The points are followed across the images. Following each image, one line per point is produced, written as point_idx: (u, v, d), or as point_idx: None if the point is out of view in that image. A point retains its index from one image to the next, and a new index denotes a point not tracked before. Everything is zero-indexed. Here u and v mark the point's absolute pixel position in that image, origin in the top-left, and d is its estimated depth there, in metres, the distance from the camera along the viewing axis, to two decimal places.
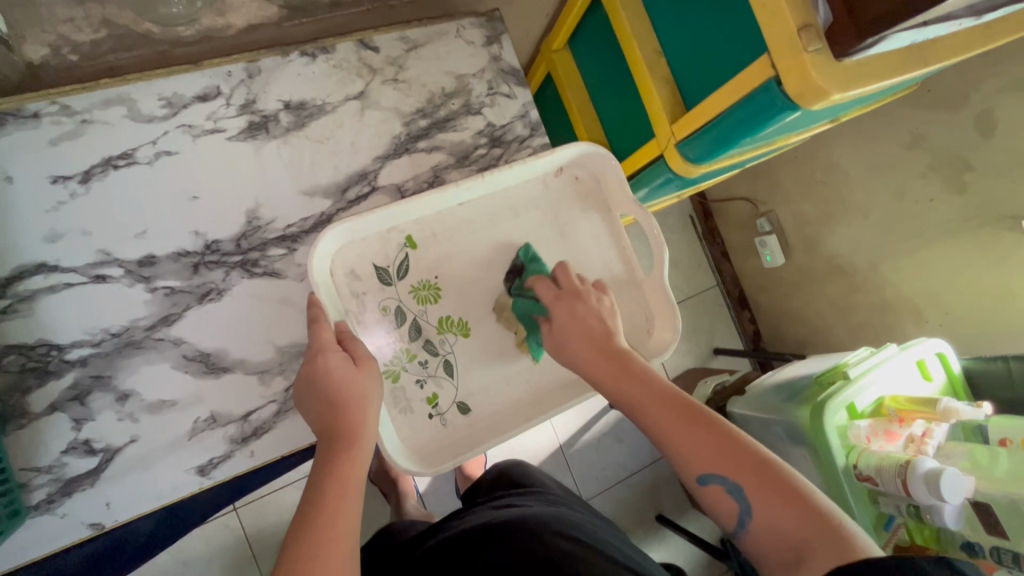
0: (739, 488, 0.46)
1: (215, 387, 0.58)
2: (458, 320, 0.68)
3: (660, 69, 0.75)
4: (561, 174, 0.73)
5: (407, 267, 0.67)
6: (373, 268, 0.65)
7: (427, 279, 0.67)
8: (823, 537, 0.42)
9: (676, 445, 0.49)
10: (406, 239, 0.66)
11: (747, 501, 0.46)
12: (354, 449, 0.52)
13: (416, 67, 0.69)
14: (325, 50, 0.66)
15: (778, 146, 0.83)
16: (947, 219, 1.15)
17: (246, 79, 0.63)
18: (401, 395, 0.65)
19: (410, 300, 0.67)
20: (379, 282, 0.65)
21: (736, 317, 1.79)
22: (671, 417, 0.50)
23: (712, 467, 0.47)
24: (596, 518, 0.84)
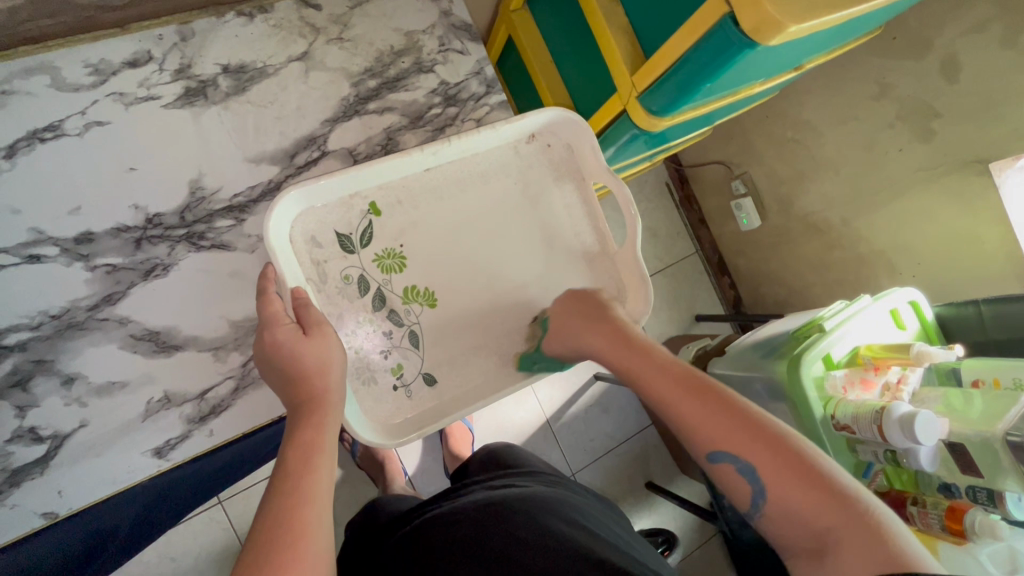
0: (749, 469, 0.48)
1: (167, 366, 0.56)
2: (424, 290, 0.65)
3: (618, 20, 0.73)
4: (533, 141, 0.70)
5: (369, 235, 0.63)
6: (332, 236, 0.62)
7: (391, 248, 0.64)
8: (846, 523, 0.43)
9: (692, 426, 0.51)
10: (371, 206, 0.63)
11: (757, 484, 0.48)
12: (318, 415, 0.51)
13: (362, 25, 0.65)
14: (264, 9, 0.62)
15: (741, 97, 0.82)
16: (916, 168, 1.15)
17: (179, 42, 0.59)
18: (366, 366, 0.63)
19: (373, 269, 0.64)
20: (341, 250, 0.62)
21: (716, 283, 1.80)
22: (684, 398, 0.52)
23: (724, 447, 0.49)
24: (590, 496, 0.85)
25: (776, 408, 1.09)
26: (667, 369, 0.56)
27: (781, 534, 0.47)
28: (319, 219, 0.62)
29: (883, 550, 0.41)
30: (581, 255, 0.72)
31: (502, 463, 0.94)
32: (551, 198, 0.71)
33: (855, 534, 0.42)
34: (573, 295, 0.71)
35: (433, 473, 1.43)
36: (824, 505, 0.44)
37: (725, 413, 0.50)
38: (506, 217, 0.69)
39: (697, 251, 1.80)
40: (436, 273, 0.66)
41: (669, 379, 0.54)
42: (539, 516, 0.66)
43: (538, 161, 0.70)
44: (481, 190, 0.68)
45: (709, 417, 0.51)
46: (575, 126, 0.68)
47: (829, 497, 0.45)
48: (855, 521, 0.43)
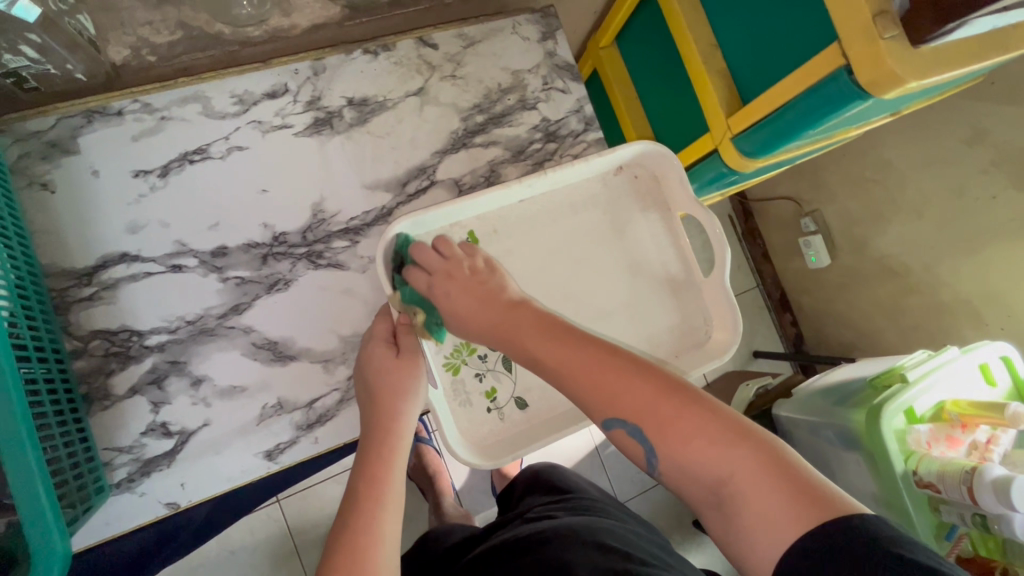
0: (640, 429, 0.42)
1: (283, 374, 0.60)
2: None
3: (716, 63, 0.74)
4: (621, 172, 0.72)
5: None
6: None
7: None
8: (745, 474, 0.38)
9: (581, 394, 0.45)
10: (469, 235, 0.66)
11: (649, 443, 0.42)
12: (387, 430, 0.54)
13: (473, 64, 0.70)
14: (386, 48, 0.67)
15: (837, 140, 0.82)
16: (1010, 216, 1.11)
17: (311, 76, 0.65)
18: (460, 387, 0.65)
19: None
20: None
21: (778, 320, 1.76)
22: (577, 365, 0.46)
23: (614, 411, 0.43)
24: (639, 524, 0.83)
25: (850, 457, 1.04)
26: (551, 331, 0.49)
27: (684, 492, 0.42)
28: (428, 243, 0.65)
29: (790, 501, 0.36)
30: (668, 292, 0.72)
31: (552, 485, 0.94)
32: (642, 232, 0.72)
33: (754, 487, 0.38)
34: (660, 333, 0.72)
35: (482, 492, 1.44)
36: (717, 455, 0.39)
37: (612, 376, 0.44)
38: (598, 251, 0.71)
39: (759, 286, 1.77)
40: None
41: (550, 343, 0.48)
42: (580, 543, 0.66)
43: (626, 193, 0.72)
44: (576, 225, 0.70)
45: (591, 383, 0.44)
46: (664, 162, 0.70)
47: (722, 446, 0.39)
48: (755, 470, 0.38)
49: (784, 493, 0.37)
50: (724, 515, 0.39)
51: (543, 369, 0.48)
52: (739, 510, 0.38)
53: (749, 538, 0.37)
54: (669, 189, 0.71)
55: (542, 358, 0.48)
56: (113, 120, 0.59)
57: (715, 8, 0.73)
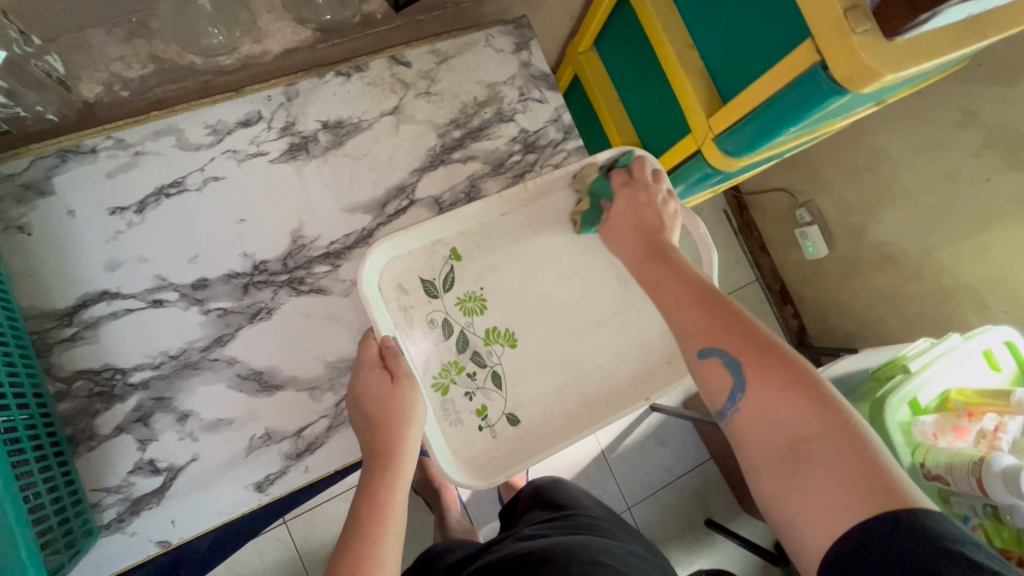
0: (738, 363, 0.44)
1: (269, 403, 0.59)
2: (505, 330, 0.67)
3: (694, 63, 0.74)
4: None
5: (455, 279, 0.66)
6: (421, 281, 0.65)
7: (472, 291, 0.66)
8: (831, 435, 0.38)
9: (691, 320, 0.48)
10: (452, 252, 0.66)
11: (742, 377, 0.43)
12: (389, 458, 0.53)
13: (448, 79, 0.69)
14: (359, 68, 0.67)
15: (823, 134, 0.81)
16: (1006, 198, 1.10)
17: (285, 102, 0.64)
18: (449, 407, 0.64)
19: (456, 312, 0.66)
20: (425, 295, 0.65)
21: (779, 314, 1.75)
22: (706, 298, 0.49)
23: (718, 341, 0.45)
24: (637, 545, 0.81)
25: None
26: (692, 277, 0.52)
27: (752, 440, 0.42)
28: (410, 260, 0.64)
29: (869, 478, 0.36)
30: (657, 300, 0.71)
31: (553, 500, 0.94)
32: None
33: (837, 451, 0.38)
34: (651, 340, 0.71)
35: (488, 503, 1.43)
36: (808, 409, 0.40)
37: (727, 317, 0.46)
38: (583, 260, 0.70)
39: (758, 280, 1.76)
40: (516, 316, 0.67)
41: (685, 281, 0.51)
42: (564, 560, 0.64)
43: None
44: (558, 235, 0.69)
45: (711, 312, 0.47)
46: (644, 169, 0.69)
47: (813, 404, 0.40)
48: (839, 437, 0.38)
49: (864, 468, 0.37)
50: (791, 468, 0.39)
51: (669, 297, 0.51)
52: (811, 465, 0.38)
53: (811, 496, 0.37)
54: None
55: (672, 291, 0.52)
56: (87, 158, 0.59)
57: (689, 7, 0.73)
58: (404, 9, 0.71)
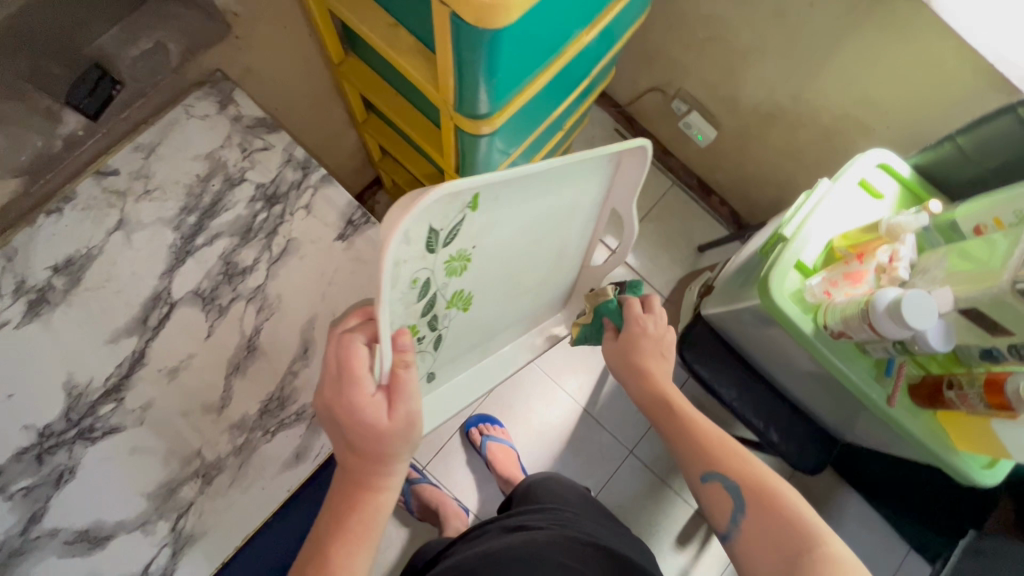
0: (735, 487, 0.56)
1: (105, 556, 0.59)
2: (464, 293, 0.62)
3: (404, 42, 0.69)
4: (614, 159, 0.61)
5: (458, 229, 0.53)
6: (426, 232, 0.49)
7: (462, 249, 0.55)
8: (814, 548, 0.48)
9: (694, 451, 0.61)
10: (470, 199, 0.51)
11: (742, 499, 0.55)
12: (370, 489, 0.50)
13: (164, 168, 0.67)
14: (67, 198, 0.64)
15: (574, 53, 0.76)
16: (832, 18, 1.00)
17: (7, 264, 0.62)
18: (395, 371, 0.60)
19: (441, 270, 0.55)
20: (425, 246, 0.51)
21: (707, 206, 1.69)
22: (696, 429, 0.62)
23: (721, 467, 0.58)
24: (625, 541, 0.69)
25: (773, 333, 0.95)
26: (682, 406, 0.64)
27: (755, 557, 0.52)
28: (429, 212, 0.47)
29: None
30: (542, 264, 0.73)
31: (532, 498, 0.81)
32: (586, 216, 0.69)
33: (828, 561, 0.46)
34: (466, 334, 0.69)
35: None
36: (799, 526, 0.50)
37: (718, 447, 0.59)
38: (545, 224, 0.63)
39: (675, 182, 1.70)
40: (478, 278, 0.61)
41: (675, 410, 0.63)
42: None
43: (591, 182, 0.63)
44: (544, 203, 0.60)
45: (708, 445, 0.60)
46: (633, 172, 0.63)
47: (794, 525, 0.51)
48: (817, 547, 0.48)
49: None
50: None
51: (665, 420, 0.64)
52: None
53: None
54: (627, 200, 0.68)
55: (668, 416, 0.64)
56: None
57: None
58: (99, 114, 0.68)
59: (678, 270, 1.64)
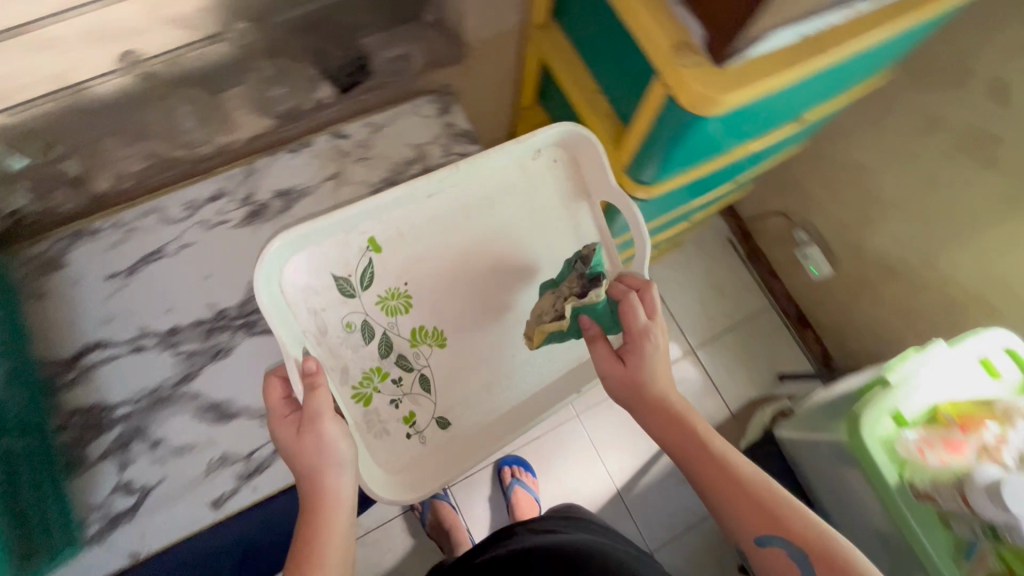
0: (800, 552, 0.53)
1: (229, 428, 0.71)
2: (433, 329, 0.71)
3: (601, 107, 0.82)
4: (541, 157, 0.76)
5: (374, 274, 0.69)
6: (335, 278, 0.68)
7: (397, 288, 0.70)
8: None
9: (747, 512, 0.55)
10: (370, 242, 0.69)
11: (808, 564, 0.53)
12: (318, 505, 0.54)
13: (381, 145, 0.81)
14: (305, 145, 0.80)
15: (740, 156, 0.84)
16: (986, 199, 1.03)
17: (245, 178, 0.78)
18: (376, 414, 0.69)
19: (377, 312, 0.69)
20: (344, 292, 0.68)
21: (800, 339, 1.67)
22: (735, 485, 0.56)
23: (780, 530, 0.54)
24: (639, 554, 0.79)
25: (850, 474, 0.95)
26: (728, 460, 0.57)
27: None
28: (325, 253, 0.67)
29: None
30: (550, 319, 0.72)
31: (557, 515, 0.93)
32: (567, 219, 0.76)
33: None
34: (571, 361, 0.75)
35: None
36: None
37: (774, 509, 0.55)
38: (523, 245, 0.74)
39: (772, 305, 1.71)
40: (439, 312, 0.71)
41: (722, 467, 0.56)
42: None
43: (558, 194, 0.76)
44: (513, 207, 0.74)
45: (761, 505, 0.55)
46: (579, 144, 0.74)
47: None
48: None
49: None
50: None
51: (707, 474, 0.57)
52: None
53: None
54: (547, 186, 0.76)
55: (713, 471, 0.57)
56: (94, 237, 0.75)
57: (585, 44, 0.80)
58: (349, 91, 0.87)
59: (754, 389, 1.63)
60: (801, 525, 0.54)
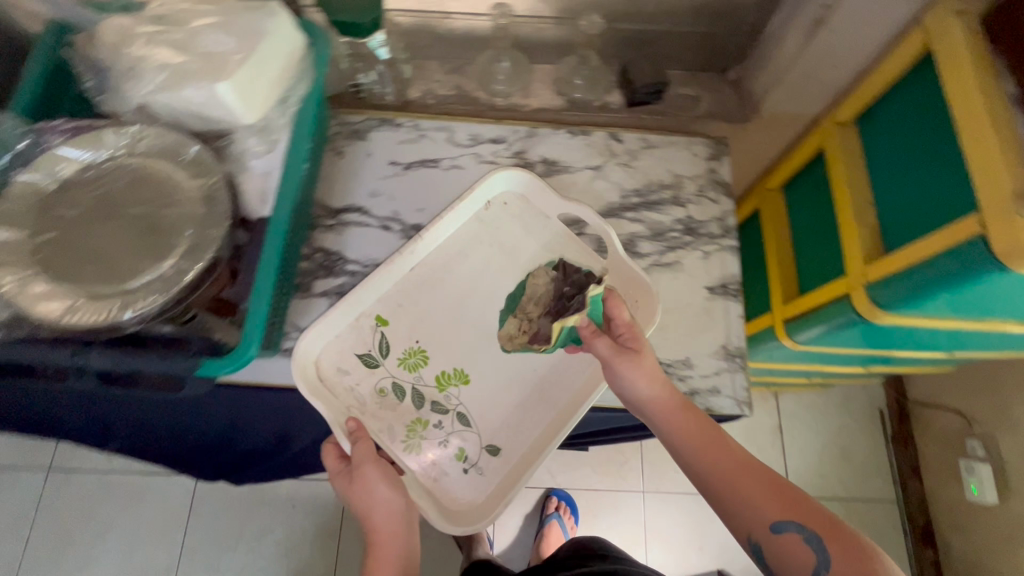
0: (816, 537, 0.53)
1: (422, 326, 0.79)
2: (455, 371, 0.78)
3: (867, 219, 0.81)
4: (491, 205, 0.84)
5: (388, 342, 0.78)
6: (359, 358, 0.77)
7: (411, 348, 0.78)
8: None
9: (755, 496, 0.57)
10: (377, 319, 0.79)
11: (825, 550, 0.52)
12: (376, 539, 0.66)
13: (646, 161, 0.87)
14: (584, 132, 0.89)
15: (990, 329, 0.78)
16: None
17: (525, 137, 0.89)
18: (435, 465, 0.75)
19: (401, 372, 0.77)
20: (369, 367, 0.77)
21: (914, 554, 1.52)
22: (728, 465, 0.59)
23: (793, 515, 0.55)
24: None
25: None
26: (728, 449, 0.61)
27: None
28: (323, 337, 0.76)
29: None
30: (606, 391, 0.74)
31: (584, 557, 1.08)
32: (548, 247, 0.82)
33: None
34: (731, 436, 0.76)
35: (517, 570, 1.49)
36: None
37: (780, 493, 0.56)
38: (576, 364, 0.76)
39: (898, 502, 1.57)
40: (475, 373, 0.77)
41: (728, 456, 0.60)
42: None
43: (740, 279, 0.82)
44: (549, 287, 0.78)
45: (768, 490, 0.57)
46: (534, 192, 0.83)
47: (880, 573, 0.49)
48: None
49: None
50: None
51: (717, 466, 0.60)
52: None
53: None
54: (505, 226, 0.83)
55: (719, 457, 0.60)
56: (394, 127, 0.88)
57: (876, 152, 0.81)
58: (635, 105, 0.94)
59: None
60: (804, 506, 0.56)
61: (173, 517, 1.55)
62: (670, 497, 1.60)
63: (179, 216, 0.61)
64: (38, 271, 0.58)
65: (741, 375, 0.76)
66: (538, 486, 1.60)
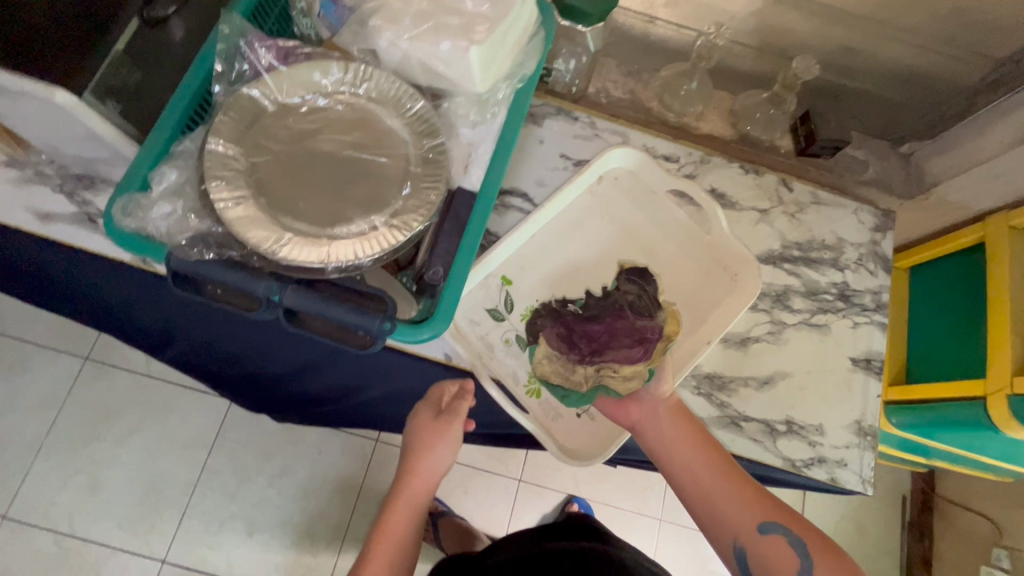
0: (794, 539, 0.61)
1: None
2: None
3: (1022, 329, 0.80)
4: (603, 180, 0.83)
5: (511, 298, 0.77)
6: (487, 311, 0.76)
7: (531, 305, 0.77)
8: None
9: (741, 501, 0.63)
10: (502, 280, 0.77)
11: (804, 550, 0.61)
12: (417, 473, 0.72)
13: (813, 217, 0.86)
14: (756, 172, 0.87)
15: None
16: None
17: (697, 161, 0.86)
18: (550, 406, 0.74)
19: (522, 323, 0.76)
20: (494, 319, 0.76)
21: None
22: (708, 474, 0.65)
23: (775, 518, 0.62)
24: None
25: None
26: (717, 458, 0.66)
27: None
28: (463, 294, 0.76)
29: None
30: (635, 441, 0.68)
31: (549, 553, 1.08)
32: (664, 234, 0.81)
33: None
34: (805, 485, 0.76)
35: None
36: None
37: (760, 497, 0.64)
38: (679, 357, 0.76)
39: None
40: None
41: (719, 463, 0.65)
42: None
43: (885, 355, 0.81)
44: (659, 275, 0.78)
45: (751, 495, 0.63)
46: (649, 170, 0.82)
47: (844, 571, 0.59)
48: None
49: None
50: None
51: (703, 476, 0.65)
52: None
53: None
54: (616, 202, 0.82)
55: (707, 465, 0.65)
56: (570, 119, 0.86)
57: None
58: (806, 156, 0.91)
59: None
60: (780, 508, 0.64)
61: (200, 436, 1.54)
62: (684, 531, 1.61)
63: (393, 170, 0.60)
64: (250, 193, 0.56)
65: (869, 454, 0.76)
66: (560, 490, 1.61)
